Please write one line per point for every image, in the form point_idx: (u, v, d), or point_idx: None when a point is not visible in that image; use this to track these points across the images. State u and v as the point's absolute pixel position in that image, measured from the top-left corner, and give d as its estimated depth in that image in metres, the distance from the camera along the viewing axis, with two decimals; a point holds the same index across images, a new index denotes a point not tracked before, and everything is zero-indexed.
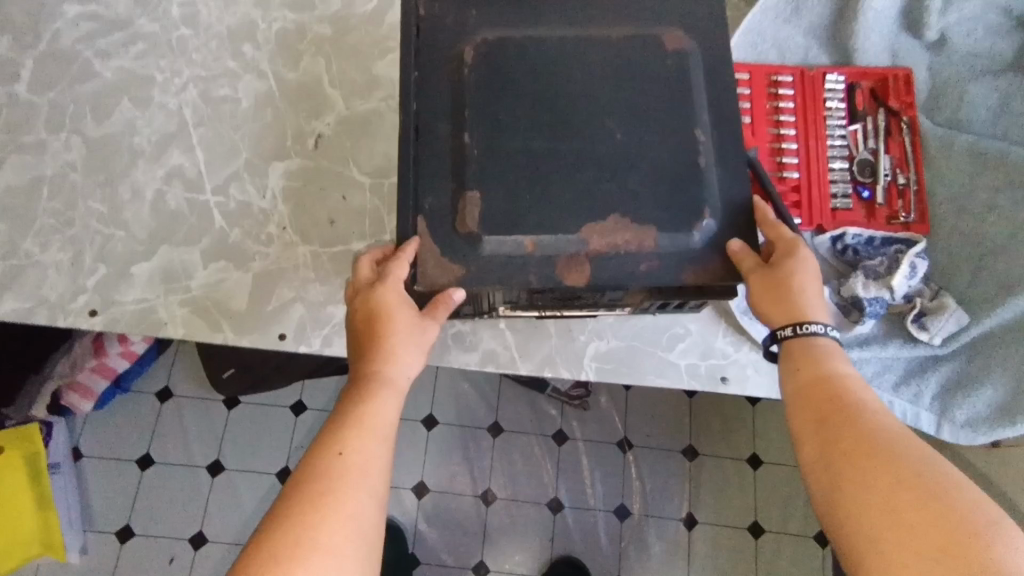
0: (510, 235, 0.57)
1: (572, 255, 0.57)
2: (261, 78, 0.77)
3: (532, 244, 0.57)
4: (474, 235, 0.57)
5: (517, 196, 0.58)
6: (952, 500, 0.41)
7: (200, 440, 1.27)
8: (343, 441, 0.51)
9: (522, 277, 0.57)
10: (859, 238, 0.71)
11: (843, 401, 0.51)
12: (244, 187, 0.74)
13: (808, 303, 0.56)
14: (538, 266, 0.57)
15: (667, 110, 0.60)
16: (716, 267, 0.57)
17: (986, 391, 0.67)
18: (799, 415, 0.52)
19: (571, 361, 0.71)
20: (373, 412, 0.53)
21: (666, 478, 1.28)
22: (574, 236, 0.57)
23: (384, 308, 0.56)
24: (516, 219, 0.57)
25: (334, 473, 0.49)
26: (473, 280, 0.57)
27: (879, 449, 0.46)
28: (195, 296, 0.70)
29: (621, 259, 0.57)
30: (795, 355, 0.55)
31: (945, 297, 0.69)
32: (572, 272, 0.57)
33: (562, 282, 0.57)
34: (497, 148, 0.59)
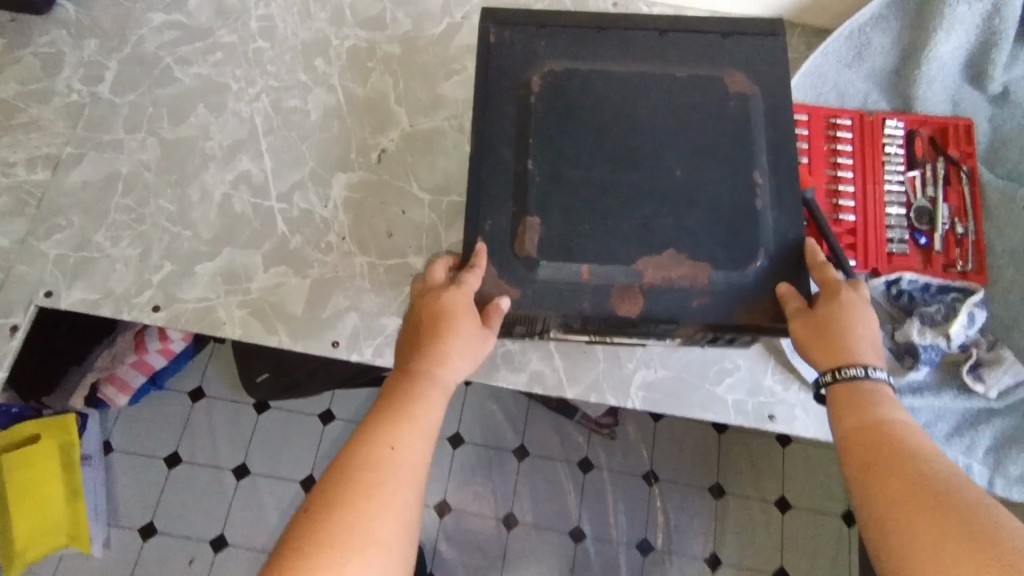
0: (566, 263, 0.58)
1: (626, 286, 0.57)
2: (331, 92, 0.80)
3: (587, 271, 0.58)
4: (531, 259, 0.58)
5: (581, 220, 0.59)
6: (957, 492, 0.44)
7: (228, 442, 1.28)
8: (389, 435, 0.51)
9: (575, 304, 0.57)
10: (915, 283, 0.71)
11: (900, 441, 0.49)
12: (308, 195, 0.75)
13: (862, 347, 0.55)
14: (598, 291, 0.57)
15: (734, 145, 0.61)
16: (766, 311, 0.58)
17: None
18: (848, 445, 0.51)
19: (618, 388, 0.71)
20: (421, 409, 0.54)
21: (691, 514, 1.26)
22: (631, 266, 0.58)
23: (444, 312, 0.57)
24: (576, 242, 0.58)
25: (377, 467, 0.49)
26: (525, 307, 0.58)
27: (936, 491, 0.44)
28: (254, 299, 0.71)
29: (676, 292, 0.57)
30: (848, 388, 0.54)
31: (1002, 349, 0.67)
32: (625, 303, 0.57)
33: (615, 312, 0.57)
34: (563, 172, 0.60)
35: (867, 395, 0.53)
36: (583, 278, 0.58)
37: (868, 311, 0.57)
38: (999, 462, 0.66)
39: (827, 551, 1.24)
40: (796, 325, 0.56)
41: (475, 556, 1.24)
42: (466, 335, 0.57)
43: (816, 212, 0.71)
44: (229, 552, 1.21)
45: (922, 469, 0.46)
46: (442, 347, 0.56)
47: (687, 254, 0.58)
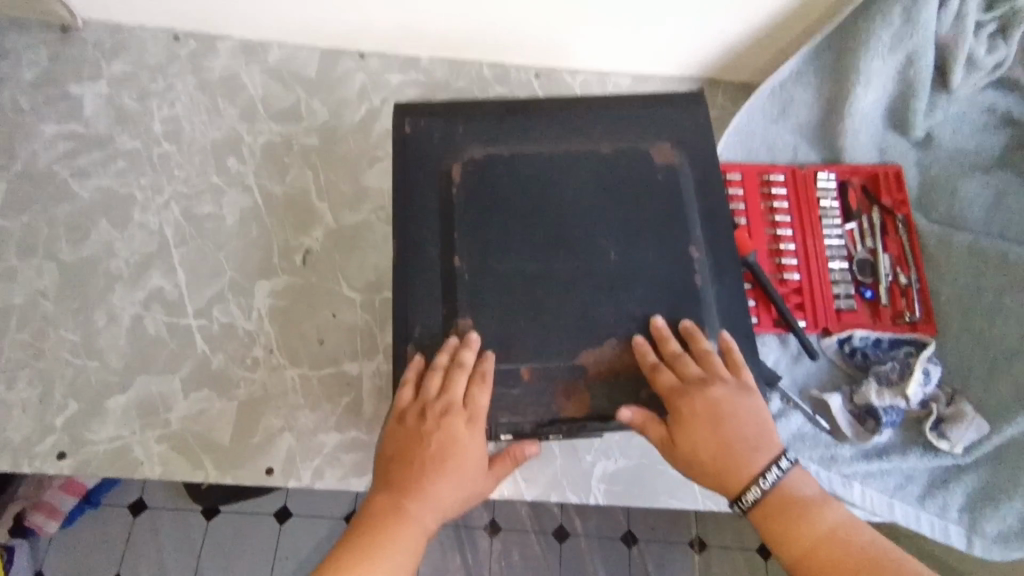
0: (504, 363, 0.54)
1: (569, 382, 0.54)
2: (246, 192, 0.75)
3: (528, 372, 0.54)
4: None
5: (517, 323, 0.55)
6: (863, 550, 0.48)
7: (176, 556, 1.18)
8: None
9: (520, 410, 0.53)
10: (866, 339, 0.70)
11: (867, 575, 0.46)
12: (228, 307, 0.70)
13: (742, 448, 0.50)
14: (539, 390, 0.53)
15: (667, 224, 0.58)
16: None
17: (1016, 504, 0.62)
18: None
19: (578, 484, 0.66)
20: (393, 552, 0.47)
21: (674, 572, 1.23)
22: (571, 361, 0.54)
23: (453, 441, 0.50)
24: (512, 346, 0.54)
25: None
26: None
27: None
28: (174, 430, 0.65)
29: (625, 384, 0.54)
30: (771, 511, 0.49)
31: (962, 402, 0.65)
32: (571, 401, 0.53)
33: (561, 413, 0.53)
34: (492, 271, 0.56)
35: (798, 512, 0.49)
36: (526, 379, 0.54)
37: (739, 417, 0.50)
38: (973, 521, 0.63)
39: None
40: (672, 460, 0.51)
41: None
42: (468, 473, 0.50)
43: (759, 274, 0.70)
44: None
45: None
46: (441, 478, 0.49)
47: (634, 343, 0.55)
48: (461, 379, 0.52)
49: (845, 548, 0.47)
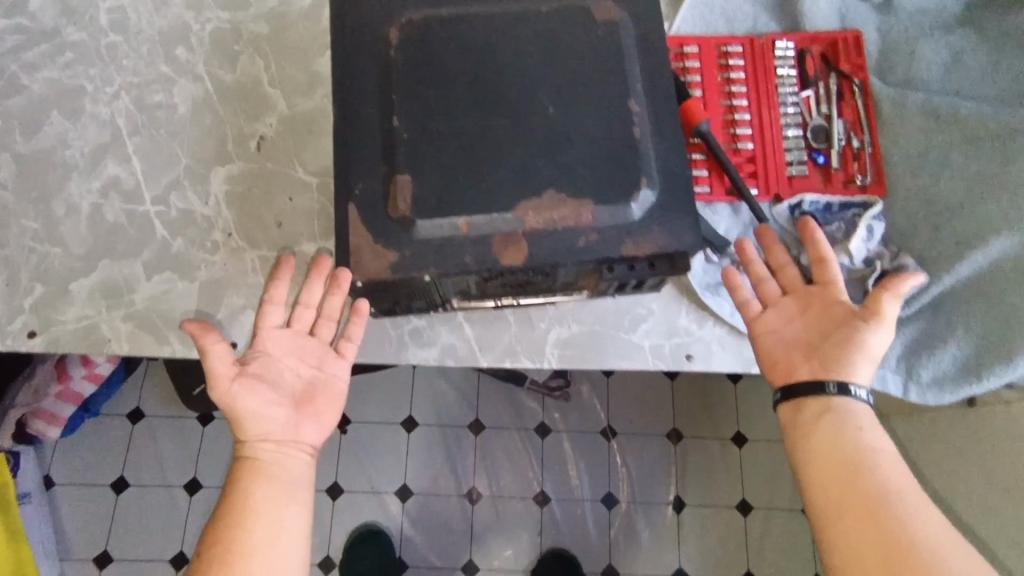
0: (444, 217, 0.54)
1: (508, 234, 0.54)
2: (196, 81, 0.75)
3: (467, 224, 0.54)
4: (406, 219, 0.54)
5: (451, 179, 0.55)
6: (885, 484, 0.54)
7: (175, 459, 1.24)
8: (231, 527, 0.56)
9: (457, 260, 0.54)
10: (816, 204, 0.71)
11: (882, 511, 0.53)
12: (184, 194, 0.71)
13: (842, 352, 0.60)
14: (478, 239, 0.54)
15: (605, 81, 0.58)
16: (656, 238, 0.55)
17: (951, 349, 0.63)
18: (841, 503, 0.54)
19: (531, 349, 0.69)
20: (259, 489, 0.58)
21: (651, 462, 1.29)
22: (507, 214, 0.54)
23: (250, 388, 0.61)
24: (448, 200, 0.54)
25: (238, 556, 0.55)
26: (404, 267, 0.54)
27: (922, 551, 0.50)
28: (139, 310, 0.67)
29: (562, 236, 0.54)
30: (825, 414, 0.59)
31: (904, 258, 0.66)
32: (509, 251, 0.54)
33: (498, 261, 0.54)
34: (428, 131, 0.56)
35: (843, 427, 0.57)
36: (463, 232, 0.54)
37: (848, 331, 0.60)
38: (910, 369, 0.65)
39: (784, 478, 1.28)
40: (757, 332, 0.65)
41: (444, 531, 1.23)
42: (264, 409, 0.61)
43: (713, 144, 0.70)
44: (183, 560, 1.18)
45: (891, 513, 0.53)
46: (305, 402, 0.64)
47: (569, 195, 0.55)
48: (261, 324, 0.64)
49: (878, 485, 0.54)
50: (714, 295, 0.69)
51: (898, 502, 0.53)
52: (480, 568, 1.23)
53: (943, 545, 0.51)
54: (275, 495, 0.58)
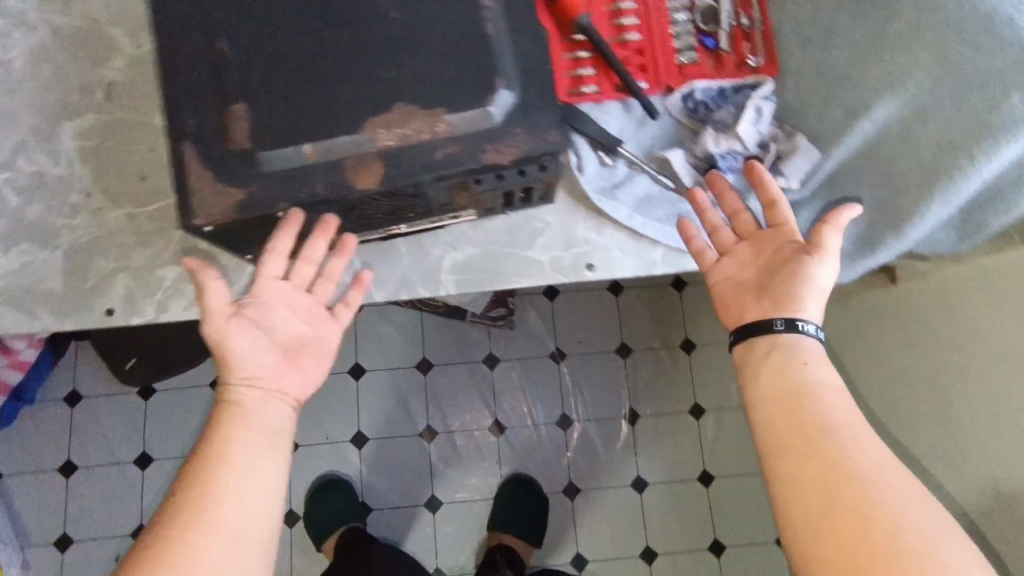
0: (286, 144, 0.50)
1: (359, 155, 0.50)
2: (29, 30, 0.68)
3: (313, 150, 0.50)
4: (246, 151, 0.50)
5: (290, 102, 0.50)
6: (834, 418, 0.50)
7: (122, 436, 1.22)
8: (199, 477, 0.50)
9: (307, 189, 0.50)
10: (709, 91, 0.67)
11: (827, 450, 0.48)
12: (33, 156, 0.65)
13: (793, 290, 0.55)
14: (327, 164, 0.50)
15: None
16: (519, 143, 0.51)
17: (846, 226, 0.63)
18: (780, 438, 0.50)
19: (427, 278, 0.66)
20: (233, 428, 0.53)
21: (602, 379, 1.30)
22: (356, 134, 0.50)
23: (250, 330, 0.56)
24: (289, 125, 0.50)
25: (194, 514, 0.48)
26: (251, 205, 0.50)
27: (861, 476, 0.46)
28: (3, 286, 0.63)
29: (417, 152, 0.51)
30: (768, 354, 0.55)
31: (797, 137, 0.64)
32: (364, 174, 0.50)
33: (352, 187, 0.50)
34: (261, 51, 0.51)
35: (784, 362, 0.54)
36: (311, 158, 0.50)
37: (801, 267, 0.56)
38: None
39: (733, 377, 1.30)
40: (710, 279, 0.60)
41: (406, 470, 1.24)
42: (258, 355, 0.56)
43: (596, 38, 0.66)
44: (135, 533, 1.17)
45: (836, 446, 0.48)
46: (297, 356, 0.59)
47: (420, 106, 0.51)
48: (261, 269, 0.58)
49: (822, 423, 0.49)
50: (609, 200, 0.66)
51: (836, 431, 0.49)
52: (443, 501, 1.25)
53: (886, 473, 0.46)
54: (250, 443, 0.53)
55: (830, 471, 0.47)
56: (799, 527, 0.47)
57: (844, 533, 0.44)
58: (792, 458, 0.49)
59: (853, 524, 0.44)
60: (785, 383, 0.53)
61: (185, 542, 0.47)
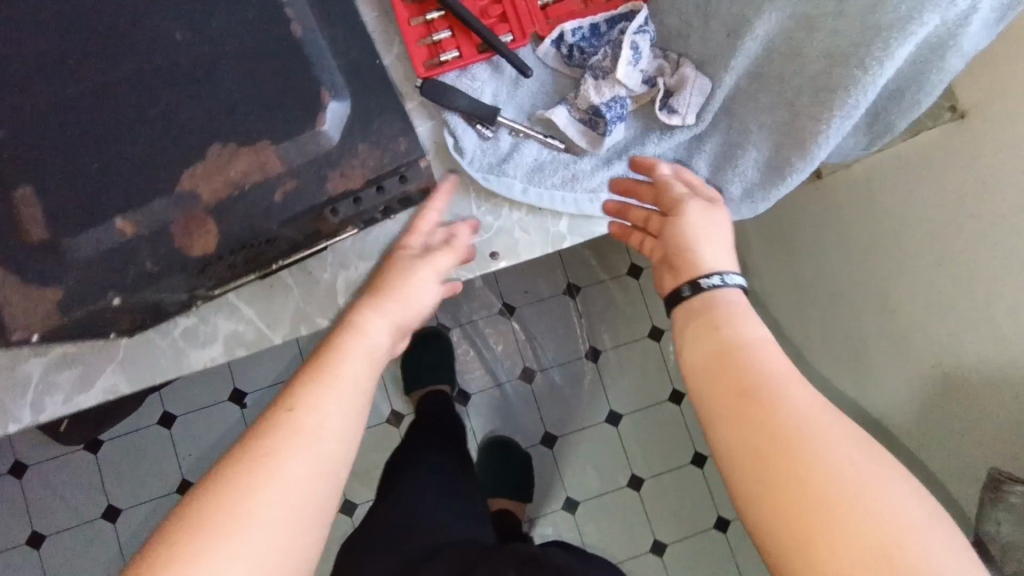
0: (93, 225, 0.42)
1: (185, 216, 0.43)
2: None
3: (130, 226, 0.42)
4: (48, 241, 0.42)
5: (83, 173, 0.42)
6: (764, 373, 0.41)
7: (82, 495, 1.18)
8: (297, 396, 0.44)
9: (134, 269, 0.43)
10: (580, 31, 0.59)
11: (754, 409, 0.39)
12: None
13: (689, 252, 0.50)
14: (150, 235, 0.43)
15: None
16: (364, 159, 0.45)
17: (751, 155, 0.58)
18: (712, 403, 0.42)
19: (323, 306, 0.61)
20: (343, 359, 0.47)
21: (557, 324, 1.27)
22: (172, 193, 0.42)
23: (426, 271, 0.54)
24: (90, 200, 0.42)
25: (287, 434, 0.42)
26: (73, 302, 0.43)
27: (791, 436, 0.37)
28: None
29: (251, 198, 0.44)
30: (692, 314, 0.47)
31: (684, 66, 0.58)
32: (196, 238, 0.43)
33: (188, 255, 0.43)
34: (30, 118, 0.42)
35: (710, 321, 0.45)
36: (130, 235, 0.42)
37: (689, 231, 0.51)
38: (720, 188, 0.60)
39: None
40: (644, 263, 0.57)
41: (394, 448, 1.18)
42: (414, 304, 0.53)
43: None
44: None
45: (765, 406, 0.39)
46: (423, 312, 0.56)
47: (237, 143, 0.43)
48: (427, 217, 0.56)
49: (747, 376, 0.41)
50: (499, 178, 0.60)
51: (770, 391, 0.40)
52: None
53: (828, 427, 0.37)
54: (356, 366, 0.47)
55: (760, 431, 0.38)
56: (753, 516, 0.37)
57: (794, 517, 0.35)
58: (726, 428, 0.41)
59: (800, 503, 0.35)
60: (712, 346, 0.44)
61: (262, 465, 0.40)
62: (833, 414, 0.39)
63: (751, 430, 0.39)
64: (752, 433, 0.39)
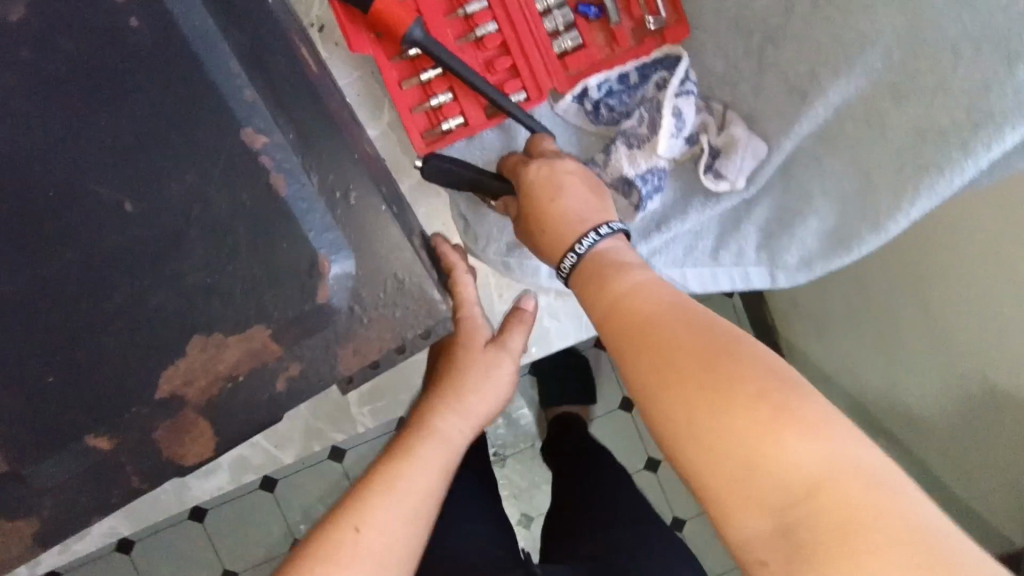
0: (60, 447, 0.34)
1: (171, 424, 0.34)
2: None
3: (106, 442, 0.34)
4: (8, 473, 0.34)
5: (38, 392, 0.33)
6: (680, 318, 0.32)
7: None
8: (364, 509, 0.39)
9: (115, 491, 0.35)
10: (607, 84, 0.50)
11: (674, 367, 0.31)
12: None
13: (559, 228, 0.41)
14: (131, 449, 0.34)
15: (195, 112, 0.33)
16: (382, 328, 0.35)
17: (811, 224, 0.49)
18: (632, 374, 0.33)
19: (336, 419, 0.54)
20: (416, 466, 0.41)
21: None
22: (150, 400, 0.34)
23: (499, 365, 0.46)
24: (53, 417, 0.34)
25: (339, 560, 0.37)
26: (48, 536, 0.35)
27: (722, 388, 0.29)
28: None
29: (247, 391, 0.35)
30: (585, 267, 0.39)
31: (733, 124, 0.49)
32: (186, 447, 0.35)
33: (182, 466, 0.35)
34: None
35: (604, 271, 0.37)
36: (107, 452, 0.34)
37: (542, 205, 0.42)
38: (774, 256, 0.52)
39: None
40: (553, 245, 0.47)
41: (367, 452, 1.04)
42: (487, 410, 0.46)
43: (440, 49, 0.46)
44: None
45: (691, 361, 0.30)
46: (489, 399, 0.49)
47: (225, 331, 0.34)
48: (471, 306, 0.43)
49: (657, 329, 0.32)
50: (521, 262, 0.52)
51: (648, 323, 0.33)
52: None
53: (765, 372, 0.29)
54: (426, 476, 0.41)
55: (683, 391, 0.30)
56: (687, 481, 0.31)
57: (678, 459, 0.30)
58: (653, 411, 0.31)
59: (682, 443, 0.30)
60: (612, 307, 0.36)
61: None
62: (723, 323, 0.32)
63: (682, 402, 0.30)
64: (679, 402, 0.30)
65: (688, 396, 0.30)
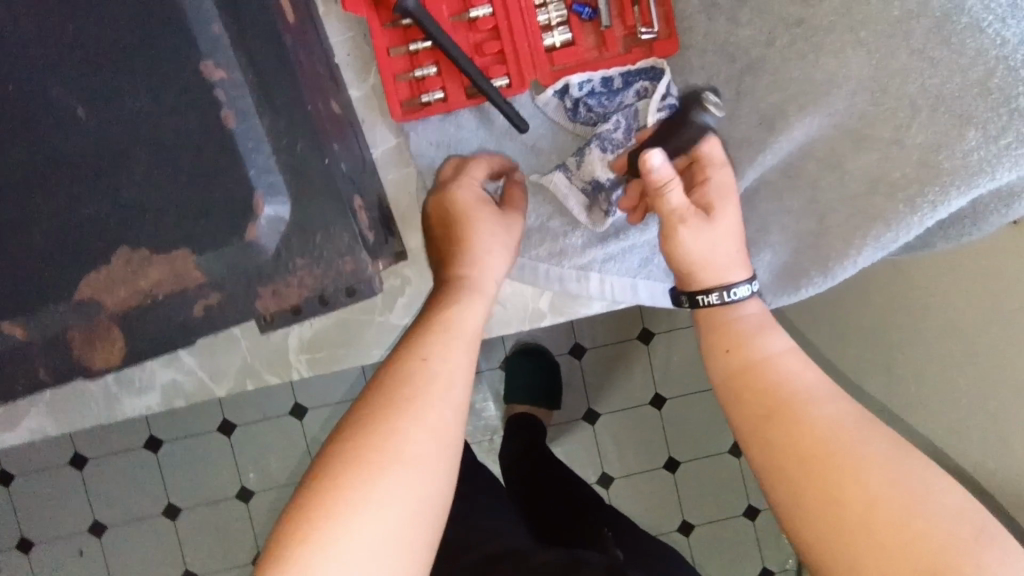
0: None
1: (86, 326, 0.36)
2: None
3: (21, 330, 0.35)
4: None
5: None
6: (832, 411, 0.36)
7: None
8: (423, 343, 0.39)
9: (27, 380, 0.37)
10: (589, 84, 0.51)
11: (824, 446, 0.35)
12: None
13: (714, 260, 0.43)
14: (44, 343, 0.36)
15: (156, 40, 0.34)
16: (306, 274, 0.37)
17: (764, 257, 0.50)
18: (767, 456, 0.37)
19: (273, 364, 0.55)
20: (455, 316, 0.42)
21: None
22: (68, 302, 0.35)
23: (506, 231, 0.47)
24: None
25: (384, 440, 0.35)
26: None
27: (875, 482, 0.33)
28: None
29: (163, 310, 0.36)
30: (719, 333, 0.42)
31: None
32: (99, 350, 0.36)
33: (91, 367, 0.37)
34: None
35: (738, 338, 0.41)
36: (21, 339, 0.36)
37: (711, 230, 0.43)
38: None
39: None
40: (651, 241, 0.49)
41: (327, 417, 1.03)
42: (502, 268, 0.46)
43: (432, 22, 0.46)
44: (41, 550, 1.07)
45: (850, 455, 0.34)
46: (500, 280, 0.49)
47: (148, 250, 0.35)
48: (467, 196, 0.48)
49: (799, 409, 0.37)
50: None
51: (797, 402, 0.37)
52: None
53: (926, 482, 0.32)
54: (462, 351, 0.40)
55: (832, 470, 0.34)
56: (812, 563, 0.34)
57: (826, 544, 0.33)
58: (787, 483, 0.36)
59: (831, 518, 0.33)
60: (743, 382, 0.40)
61: (370, 465, 0.35)
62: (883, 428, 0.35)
63: (831, 480, 0.34)
64: (822, 476, 0.34)
65: (835, 474, 0.34)
